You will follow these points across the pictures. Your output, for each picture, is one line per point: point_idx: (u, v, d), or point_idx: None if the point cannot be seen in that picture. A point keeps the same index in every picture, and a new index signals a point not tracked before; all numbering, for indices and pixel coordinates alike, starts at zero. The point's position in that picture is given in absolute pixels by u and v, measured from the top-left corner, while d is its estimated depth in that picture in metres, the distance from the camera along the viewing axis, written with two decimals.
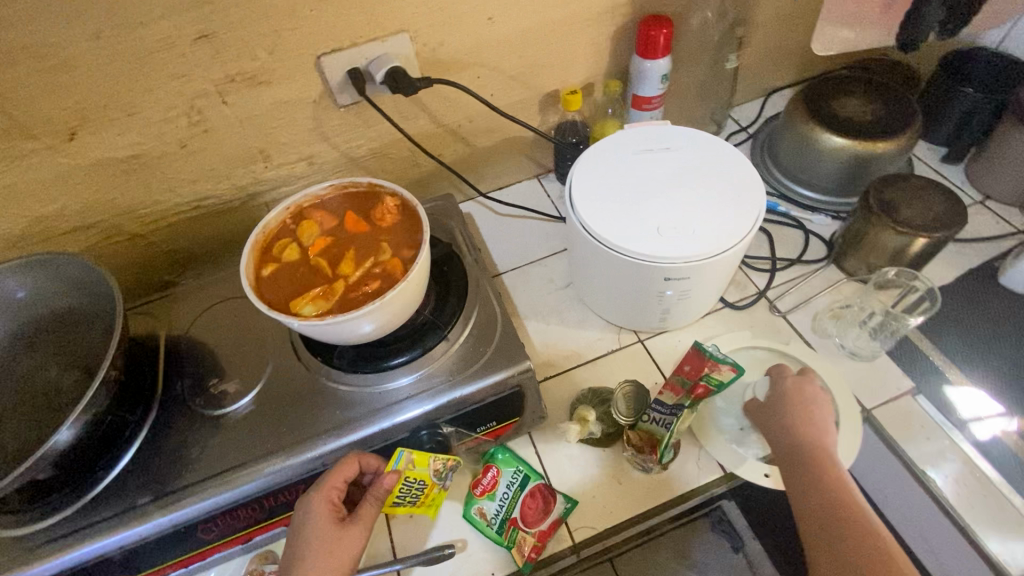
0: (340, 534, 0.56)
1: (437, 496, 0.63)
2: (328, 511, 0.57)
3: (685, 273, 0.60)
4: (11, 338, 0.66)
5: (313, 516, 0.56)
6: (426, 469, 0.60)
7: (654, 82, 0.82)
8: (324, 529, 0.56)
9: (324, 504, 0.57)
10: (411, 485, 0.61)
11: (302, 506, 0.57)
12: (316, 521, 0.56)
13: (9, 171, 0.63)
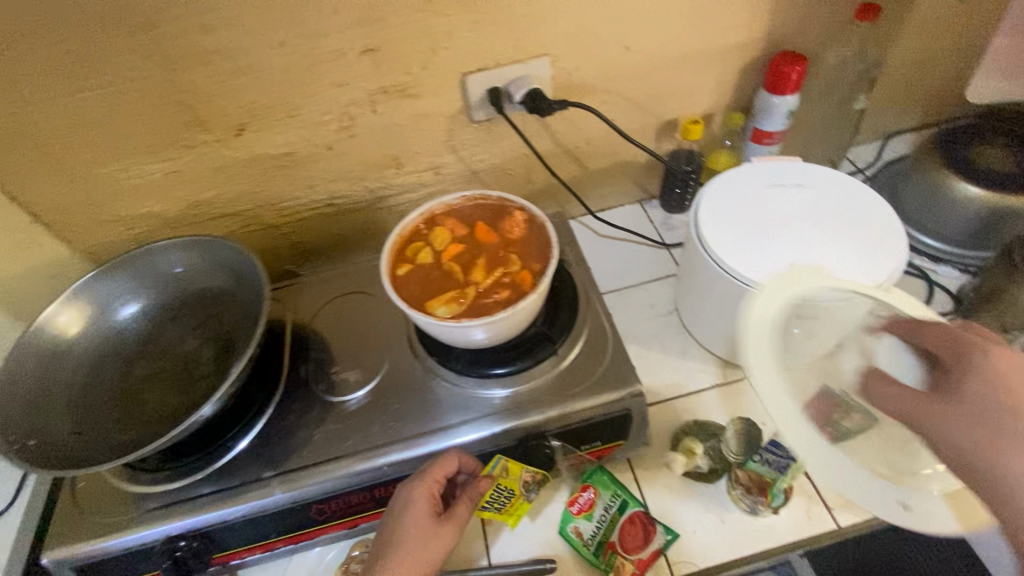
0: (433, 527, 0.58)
1: (520, 508, 0.64)
2: (426, 505, 0.58)
3: (818, 313, 0.59)
4: (159, 308, 0.71)
5: (410, 506, 0.58)
6: (518, 477, 0.63)
7: (779, 117, 0.81)
8: (421, 522, 0.58)
9: (423, 497, 0.58)
10: (501, 493, 0.63)
11: (401, 493, 0.59)
12: (414, 512, 0.58)
13: (182, 159, 0.70)
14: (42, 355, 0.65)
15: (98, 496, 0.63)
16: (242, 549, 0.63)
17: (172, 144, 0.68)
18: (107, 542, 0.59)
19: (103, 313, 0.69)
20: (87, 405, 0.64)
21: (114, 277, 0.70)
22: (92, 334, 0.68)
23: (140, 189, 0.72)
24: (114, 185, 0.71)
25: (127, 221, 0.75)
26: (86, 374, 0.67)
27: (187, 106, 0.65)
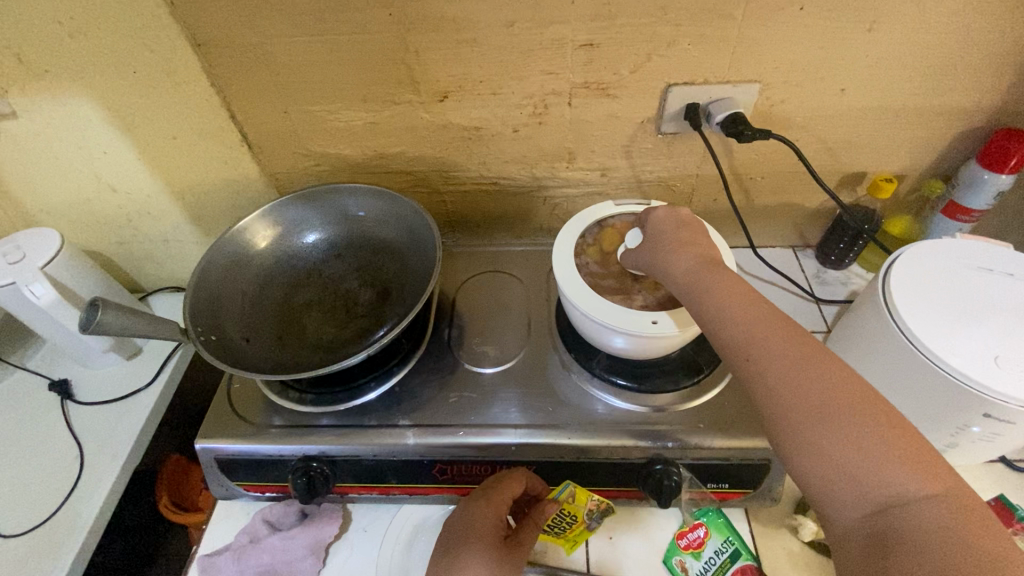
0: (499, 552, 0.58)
1: (580, 535, 0.64)
2: (492, 523, 0.58)
3: (1014, 416, 0.54)
4: (331, 243, 0.76)
5: (475, 524, 0.58)
6: (583, 506, 0.62)
7: (985, 196, 0.75)
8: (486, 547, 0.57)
9: (489, 517, 0.59)
10: (564, 517, 0.62)
11: (465, 513, 0.60)
12: (480, 532, 0.58)
13: (383, 112, 0.74)
14: (231, 259, 0.72)
15: (251, 400, 0.68)
16: (363, 486, 0.66)
17: (379, 97, 0.73)
18: (252, 445, 0.64)
19: (286, 236, 0.76)
20: (258, 315, 0.70)
21: (302, 205, 0.76)
22: (274, 253, 0.75)
23: (338, 132, 0.77)
24: (318, 124, 0.76)
25: (315, 158, 0.81)
26: (262, 288, 0.73)
27: (406, 65, 0.69)
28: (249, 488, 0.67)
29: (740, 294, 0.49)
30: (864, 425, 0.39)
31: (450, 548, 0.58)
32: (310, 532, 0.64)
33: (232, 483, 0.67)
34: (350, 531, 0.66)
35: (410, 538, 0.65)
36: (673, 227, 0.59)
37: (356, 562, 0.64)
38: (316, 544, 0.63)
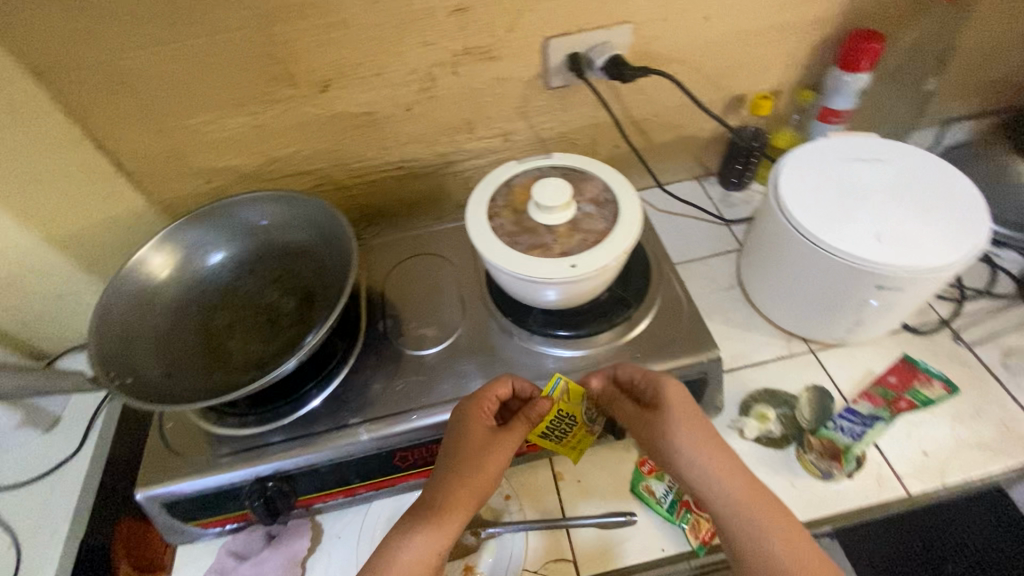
0: (488, 443, 0.58)
1: (584, 440, 0.64)
2: (480, 421, 0.59)
3: (901, 282, 0.60)
4: (242, 259, 0.73)
5: (463, 425, 0.59)
6: (578, 403, 0.62)
7: (848, 97, 0.82)
8: (476, 443, 0.58)
9: (477, 414, 0.59)
10: (563, 419, 0.62)
11: (454, 418, 0.60)
12: (469, 430, 0.58)
13: (266, 114, 0.71)
14: (133, 296, 0.67)
15: (187, 437, 0.65)
16: (326, 493, 0.64)
17: (258, 98, 0.69)
18: (198, 481, 0.61)
19: (191, 260, 0.72)
20: (176, 348, 0.66)
21: (202, 226, 0.72)
22: (182, 281, 0.71)
23: (223, 143, 0.73)
24: (200, 138, 0.72)
25: (205, 175, 0.77)
26: (175, 319, 0.68)
27: (278, 60, 0.66)
28: (206, 525, 0.64)
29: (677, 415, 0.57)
30: (757, 524, 0.52)
31: (440, 458, 0.58)
32: (282, 550, 0.62)
33: (187, 525, 0.63)
34: (324, 541, 0.65)
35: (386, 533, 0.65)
36: (687, 428, 0.56)
37: (337, 570, 0.63)
38: (291, 560, 0.62)
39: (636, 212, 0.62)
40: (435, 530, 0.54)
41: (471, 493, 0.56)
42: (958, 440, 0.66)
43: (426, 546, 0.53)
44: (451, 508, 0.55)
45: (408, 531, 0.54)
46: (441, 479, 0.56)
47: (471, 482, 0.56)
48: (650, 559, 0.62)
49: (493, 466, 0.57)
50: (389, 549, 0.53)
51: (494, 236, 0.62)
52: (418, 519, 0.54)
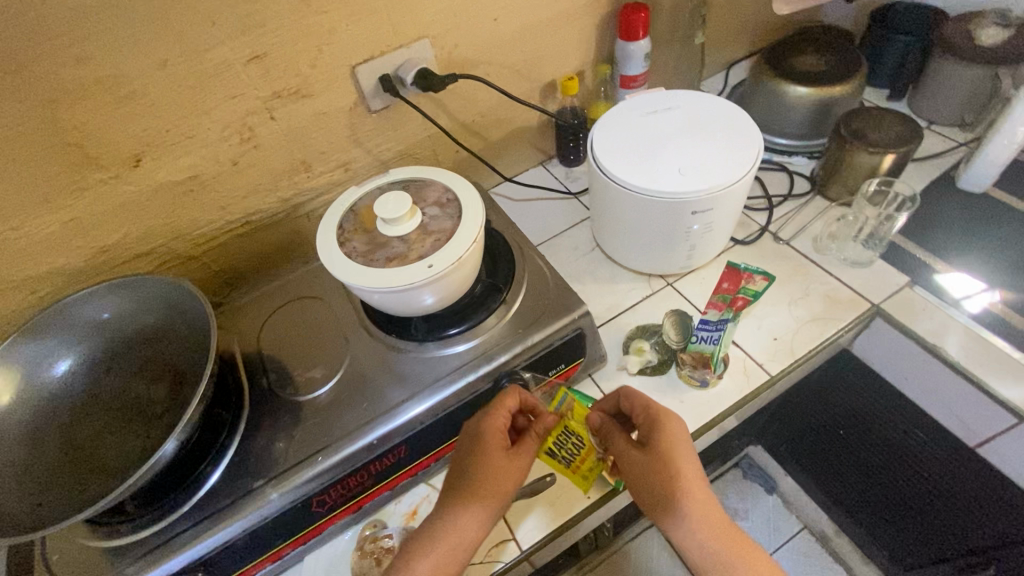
0: (503, 456, 0.61)
1: (593, 468, 0.67)
2: (497, 436, 0.62)
3: (709, 204, 0.70)
4: (93, 361, 0.67)
5: (482, 440, 0.61)
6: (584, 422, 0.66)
7: (638, 61, 0.93)
8: (493, 458, 0.60)
9: (496, 428, 0.62)
10: (570, 438, 0.67)
11: (473, 434, 0.62)
12: (486, 447, 0.61)
13: (79, 204, 0.67)
14: None
15: (78, 563, 0.59)
16: (252, 565, 0.62)
17: (64, 190, 0.66)
18: None
19: (31, 377, 0.65)
20: (36, 475, 0.59)
21: (34, 339, 0.65)
22: (26, 403, 0.64)
23: (38, 247, 0.68)
24: (8, 248, 0.66)
25: (27, 285, 0.71)
26: (27, 445, 0.61)
27: (74, 146, 0.63)
28: None
29: (673, 452, 0.59)
30: (723, 555, 0.56)
31: (459, 472, 0.61)
32: None
33: None
34: None
35: None
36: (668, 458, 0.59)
37: None
38: None
39: (476, 202, 0.67)
40: (447, 552, 0.57)
41: (486, 510, 0.59)
42: (797, 319, 0.77)
43: (438, 568, 0.56)
44: (463, 530, 0.58)
45: (423, 555, 0.57)
46: (458, 499, 0.59)
47: (485, 498, 0.59)
48: (579, 509, 0.67)
49: (506, 480, 0.61)
50: (404, 572, 0.56)
51: (348, 261, 0.63)
52: (432, 541, 0.58)
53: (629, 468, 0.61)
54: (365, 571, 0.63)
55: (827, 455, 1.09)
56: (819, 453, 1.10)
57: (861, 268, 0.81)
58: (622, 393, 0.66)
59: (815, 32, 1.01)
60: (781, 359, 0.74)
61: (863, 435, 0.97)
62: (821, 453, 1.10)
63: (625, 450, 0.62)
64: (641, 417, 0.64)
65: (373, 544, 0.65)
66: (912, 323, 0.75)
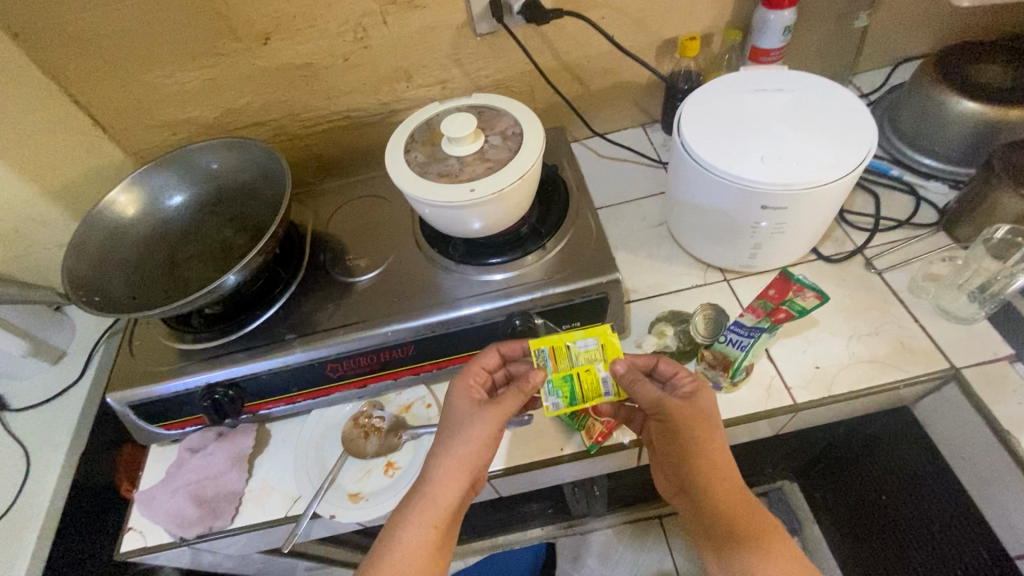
0: (470, 417, 0.62)
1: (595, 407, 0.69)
2: (465, 397, 0.64)
3: (783, 201, 0.63)
4: (200, 201, 0.81)
5: (455, 400, 0.64)
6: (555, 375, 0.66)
7: (775, 34, 0.83)
8: (462, 422, 0.62)
9: (463, 391, 0.64)
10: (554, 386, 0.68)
11: (445, 399, 0.65)
12: (454, 412, 0.63)
13: (217, 67, 0.79)
14: (104, 230, 0.76)
15: (150, 351, 0.74)
16: (270, 401, 0.73)
17: (208, 52, 0.77)
18: (154, 387, 0.70)
19: (156, 200, 0.80)
20: (138, 274, 0.74)
21: (165, 170, 0.80)
22: (147, 218, 0.79)
23: (182, 95, 0.81)
24: (160, 91, 0.80)
25: (170, 127, 0.85)
26: (139, 250, 0.77)
27: (220, 15, 0.73)
28: (168, 427, 0.74)
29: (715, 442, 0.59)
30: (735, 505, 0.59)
31: (435, 439, 0.63)
32: (228, 448, 0.72)
33: (151, 426, 0.73)
34: (271, 445, 0.75)
35: (321, 437, 0.74)
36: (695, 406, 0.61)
37: (279, 468, 0.73)
38: (237, 456, 0.72)
39: (537, 142, 0.67)
40: (429, 512, 0.58)
41: (462, 470, 0.60)
42: (852, 355, 0.70)
43: (422, 527, 0.58)
44: (442, 492, 0.59)
45: (406, 515, 0.58)
46: (434, 462, 0.61)
47: (461, 459, 0.60)
48: (549, 457, 0.70)
49: (478, 439, 0.61)
50: (389, 533, 0.58)
51: (404, 167, 0.68)
52: (413, 506, 0.59)
53: (663, 443, 0.62)
54: (353, 439, 0.72)
55: (865, 523, 0.97)
56: (858, 517, 0.98)
57: (958, 323, 0.70)
58: (660, 360, 0.67)
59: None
60: (813, 389, 0.68)
61: (906, 509, 0.87)
62: (862, 518, 0.98)
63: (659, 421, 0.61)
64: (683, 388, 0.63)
65: (367, 419, 0.73)
66: (989, 400, 0.65)
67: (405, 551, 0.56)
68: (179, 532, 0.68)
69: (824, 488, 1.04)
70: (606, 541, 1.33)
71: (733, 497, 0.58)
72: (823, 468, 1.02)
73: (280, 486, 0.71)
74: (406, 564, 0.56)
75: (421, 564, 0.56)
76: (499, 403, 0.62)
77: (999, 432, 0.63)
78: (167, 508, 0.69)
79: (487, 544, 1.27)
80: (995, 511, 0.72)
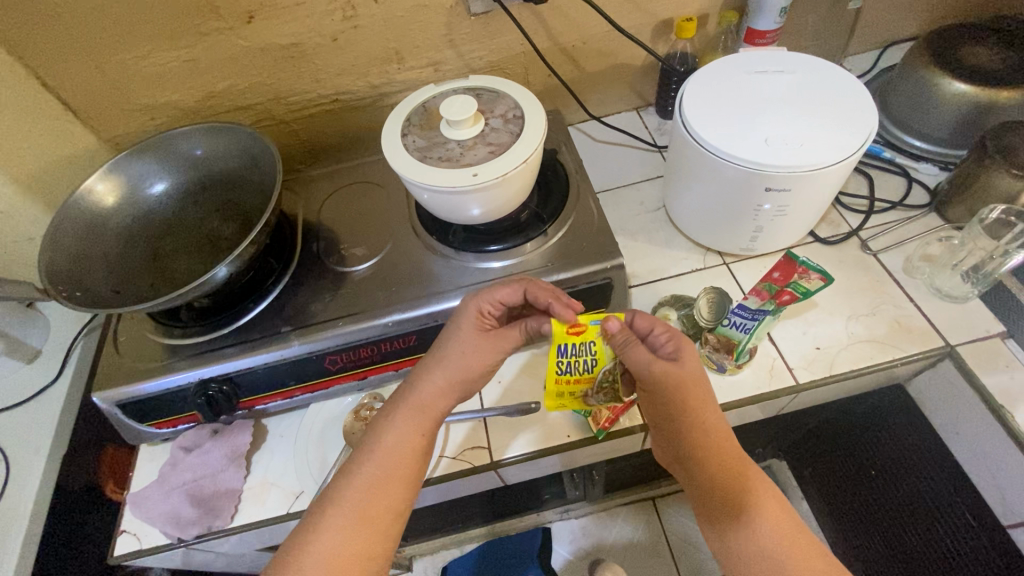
0: (470, 340, 0.60)
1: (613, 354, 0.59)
2: (475, 322, 0.61)
3: (787, 183, 0.63)
4: (183, 188, 0.78)
5: (461, 318, 0.61)
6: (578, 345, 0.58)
7: (771, 15, 0.83)
8: (468, 341, 0.60)
9: (472, 311, 0.61)
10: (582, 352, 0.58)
11: (449, 321, 0.62)
12: (460, 332, 0.60)
13: (198, 47, 0.75)
14: (82, 221, 0.71)
15: (137, 347, 0.70)
16: (266, 395, 0.71)
17: (187, 32, 0.73)
18: (143, 385, 0.67)
19: (137, 188, 0.76)
20: (121, 267, 0.70)
21: (146, 157, 0.76)
22: (129, 208, 0.75)
23: (160, 77, 0.77)
24: (136, 73, 0.76)
25: (149, 111, 0.81)
26: (122, 241, 0.73)
27: None
28: (159, 426, 0.71)
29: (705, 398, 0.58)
30: (728, 477, 0.56)
31: (430, 352, 0.61)
32: (224, 445, 0.70)
33: (141, 425, 0.70)
34: (268, 440, 0.73)
35: (321, 431, 0.73)
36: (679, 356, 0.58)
37: (278, 464, 0.71)
38: (234, 453, 0.70)
39: (538, 125, 0.66)
40: (415, 419, 0.57)
41: (452, 387, 0.59)
42: (850, 335, 0.71)
43: (406, 433, 0.56)
44: (428, 404, 0.58)
45: (388, 423, 0.57)
46: (424, 376, 0.59)
47: (454, 376, 0.58)
48: (555, 444, 0.69)
49: (475, 361, 0.59)
50: (370, 440, 0.56)
51: (399, 151, 0.65)
52: (399, 414, 0.57)
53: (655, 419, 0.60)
54: (355, 432, 0.71)
55: (851, 498, 1.00)
56: (847, 492, 1.01)
57: (951, 302, 0.72)
58: (637, 314, 0.62)
59: (1013, 25, 0.83)
60: (815, 370, 0.69)
61: (892, 482, 0.91)
62: (846, 492, 1.01)
63: (651, 389, 0.57)
64: (663, 346, 0.59)
65: (368, 412, 0.72)
66: (983, 376, 0.67)
67: (388, 455, 0.55)
68: (176, 533, 0.66)
69: (813, 466, 1.07)
70: (601, 524, 1.34)
71: (727, 471, 0.56)
72: (812, 446, 1.04)
73: (281, 482, 0.70)
74: (393, 468, 0.54)
75: (405, 467, 0.55)
76: (509, 338, 0.61)
77: (993, 407, 0.65)
78: (162, 508, 0.67)
79: (483, 532, 1.27)
80: (986, 481, 0.75)
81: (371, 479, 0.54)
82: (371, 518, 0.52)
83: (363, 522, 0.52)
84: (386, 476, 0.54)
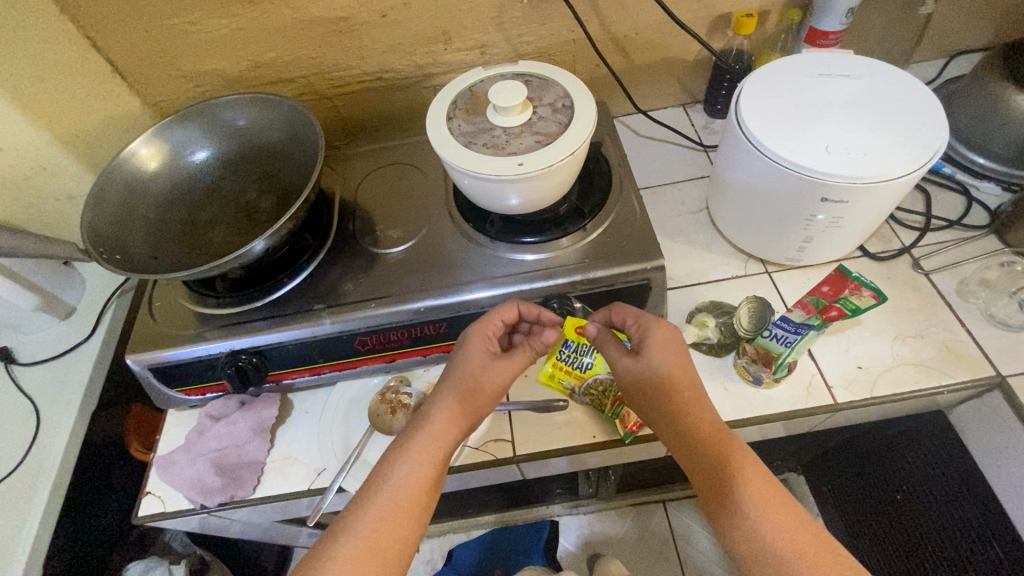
0: (482, 366, 0.61)
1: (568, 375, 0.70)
2: (483, 344, 0.61)
3: (844, 194, 0.60)
4: (223, 157, 0.77)
5: (469, 344, 0.61)
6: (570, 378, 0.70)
7: (837, 15, 0.79)
8: (477, 365, 0.60)
9: (481, 335, 0.62)
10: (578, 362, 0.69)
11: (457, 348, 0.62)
12: (469, 354, 0.61)
13: (246, 16, 0.74)
14: (123, 184, 0.72)
15: (170, 313, 0.71)
16: (295, 371, 0.71)
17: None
18: (174, 352, 0.67)
19: (179, 155, 0.76)
20: (158, 233, 0.70)
21: (189, 124, 0.76)
22: (170, 174, 0.75)
23: (208, 44, 0.77)
24: (184, 39, 0.75)
25: (193, 78, 0.81)
26: (161, 207, 0.73)
27: None
28: (188, 393, 0.72)
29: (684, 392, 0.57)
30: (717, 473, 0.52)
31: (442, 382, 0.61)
32: (250, 416, 0.70)
33: (170, 390, 0.71)
34: (292, 415, 0.73)
35: (345, 410, 0.73)
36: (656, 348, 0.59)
37: (301, 439, 0.72)
38: (259, 426, 0.70)
39: (588, 117, 0.64)
40: (430, 447, 0.56)
41: (463, 413, 0.59)
42: (895, 357, 0.68)
43: (421, 463, 0.55)
44: (441, 433, 0.57)
45: (399, 453, 0.56)
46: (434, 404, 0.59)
47: (463, 401, 0.59)
48: (579, 444, 0.68)
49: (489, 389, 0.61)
50: (384, 470, 0.55)
51: (442, 135, 0.64)
52: (407, 443, 0.57)
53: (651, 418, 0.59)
54: (380, 414, 0.70)
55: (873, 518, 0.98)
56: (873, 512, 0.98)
57: (1006, 331, 0.68)
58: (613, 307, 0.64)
59: None
60: (855, 390, 0.66)
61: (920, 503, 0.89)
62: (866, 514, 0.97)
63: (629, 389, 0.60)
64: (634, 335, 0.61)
65: (394, 395, 0.71)
66: None
67: (404, 483, 0.54)
68: (199, 500, 0.67)
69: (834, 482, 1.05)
70: (609, 522, 1.33)
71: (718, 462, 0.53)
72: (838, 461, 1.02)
73: (303, 458, 0.70)
74: (405, 498, 0.53)
75: (419, 495, 0.54)
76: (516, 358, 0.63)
77: None
78: (187, 475, 0.68)
79: (491, 519, 1.27)
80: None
81: (382, 510, 0.52)
82: (383, 549, 0.51)
83: (376, 550, 0.50)
84: (398, 506, 0.53)
